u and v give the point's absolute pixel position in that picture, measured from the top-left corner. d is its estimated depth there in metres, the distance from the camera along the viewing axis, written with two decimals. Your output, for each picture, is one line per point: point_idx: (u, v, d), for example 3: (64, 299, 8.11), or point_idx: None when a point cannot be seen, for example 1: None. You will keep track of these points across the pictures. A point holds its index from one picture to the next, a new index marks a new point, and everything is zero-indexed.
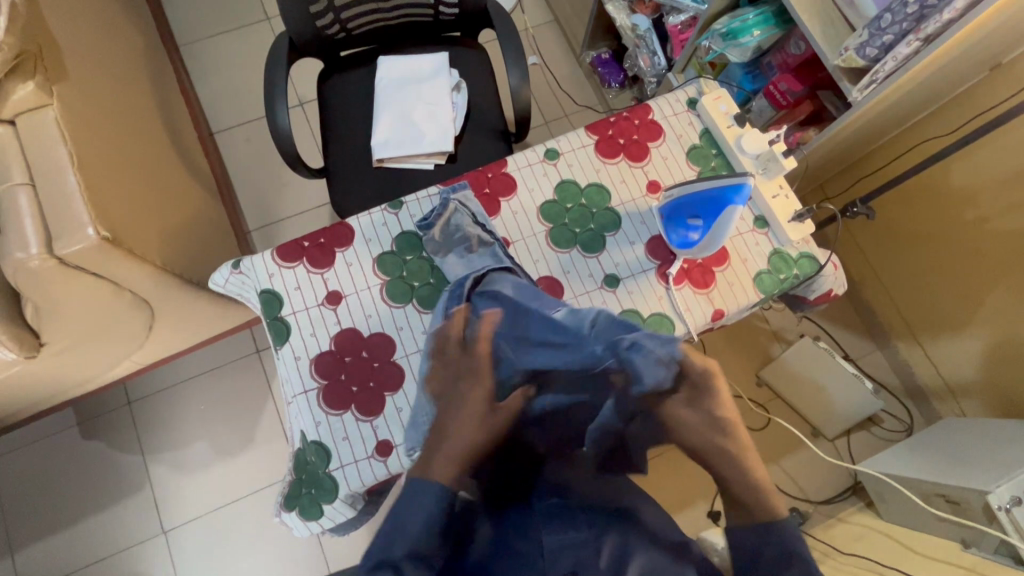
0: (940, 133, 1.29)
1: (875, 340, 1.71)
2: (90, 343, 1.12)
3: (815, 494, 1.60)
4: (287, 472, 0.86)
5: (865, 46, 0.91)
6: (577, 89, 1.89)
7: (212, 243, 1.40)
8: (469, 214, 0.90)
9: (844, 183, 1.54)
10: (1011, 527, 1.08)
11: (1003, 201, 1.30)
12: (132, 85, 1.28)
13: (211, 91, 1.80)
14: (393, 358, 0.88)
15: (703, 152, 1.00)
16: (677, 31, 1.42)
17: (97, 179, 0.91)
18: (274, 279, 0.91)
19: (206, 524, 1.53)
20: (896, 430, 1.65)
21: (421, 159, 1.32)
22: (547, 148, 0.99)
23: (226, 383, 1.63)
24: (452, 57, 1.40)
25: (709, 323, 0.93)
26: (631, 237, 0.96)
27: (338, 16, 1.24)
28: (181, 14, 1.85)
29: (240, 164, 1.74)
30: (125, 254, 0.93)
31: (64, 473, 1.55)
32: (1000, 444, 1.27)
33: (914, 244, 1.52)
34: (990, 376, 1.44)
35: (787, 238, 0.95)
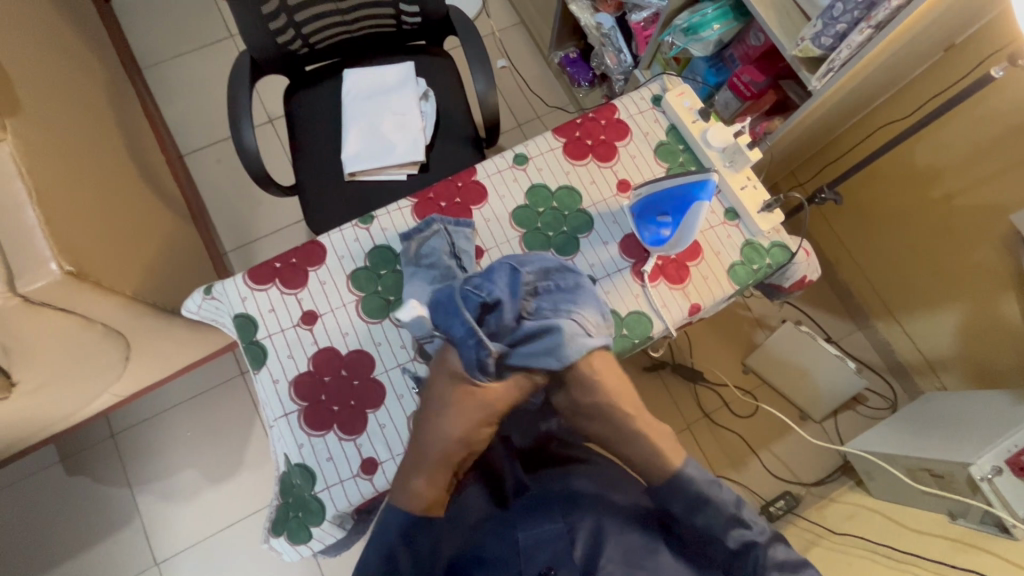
0: (901, 115, 1.32)
1: (855, 321, 1.73)
2: (64, 380, 1.10)
3: (806, 476, 1.63)
4: (274, 497, 0.84)
5: (821, 35, 0.93)
6: (547, 90, 1.90)
7: (184, 267, 1.37)
8: (446, 243, 0.90)
9: (815, 168, 1.56)
10: (994, 497, 1.10)
11: (967, 178, 1.34)
12: (92, 113, 1.26)
13: (177, 112, 1.77)
14: (373, 374, 0.88)
15: (671, 149, 1.01)
16: (640, 27, 1.43)
17: (58, 212, 0.89)
18: (248, 302, 0.89)
19: (198, 554, 1.50)
20: (881, 407, 1.66)
21: (393, 170, 1.30)
22: (515, 153, 0.99)
23: (210, 408, 1.60)
24: (418, 66, 1.39)
25: (687, 318, 0.93)
26: (604, 238, 0.96)
27: (299, 32, 1.22)
28: (142, 36, 1.82)
29: (212, 185, 1.72)
30: (92, 287, 0.91)
31: (48, 512, 1.52)
32: (980, 413, 1.30)
33: (884, 223, 1.55)
34: (965, 348, 1.47)
35: (757, 229, 0.96)
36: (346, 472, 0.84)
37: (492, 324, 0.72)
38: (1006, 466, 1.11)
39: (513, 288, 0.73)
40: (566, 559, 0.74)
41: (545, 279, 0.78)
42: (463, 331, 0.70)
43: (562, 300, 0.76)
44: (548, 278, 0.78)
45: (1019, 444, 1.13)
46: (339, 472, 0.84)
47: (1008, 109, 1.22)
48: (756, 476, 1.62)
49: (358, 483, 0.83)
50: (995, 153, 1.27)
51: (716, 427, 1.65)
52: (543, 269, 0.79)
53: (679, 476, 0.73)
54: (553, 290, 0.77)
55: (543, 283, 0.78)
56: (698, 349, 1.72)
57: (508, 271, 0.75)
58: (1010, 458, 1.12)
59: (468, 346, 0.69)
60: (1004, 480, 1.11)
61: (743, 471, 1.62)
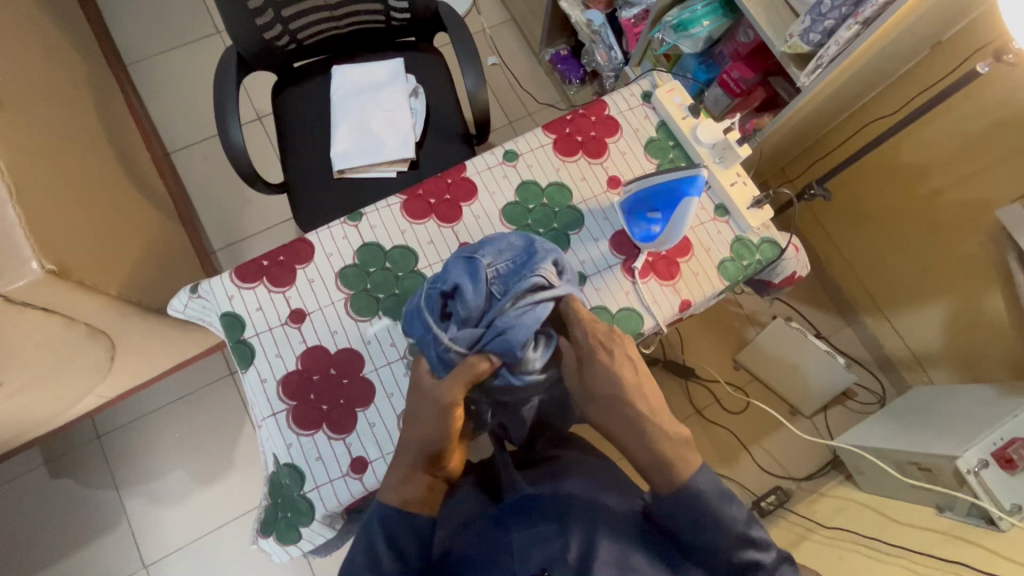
0: (889, 112, 1.33)
1: (844, 317, 1.74)
2: (47, 381, 1.08)
3: (796, 471, 1.64)
4: (262, 498, 0.83)
5: (809, 31, 0.94)
6: (538, 87, 1.89)
7: (171, 266, 1.35)
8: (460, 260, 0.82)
9: (804, 165, 1.57)
10: (980, 490, 1.11)
11: (953, 174, 1.35)
12: (74, 109, 1.24)
13: (163, 110, 1.75)
14: (362, 373, 0.87)
15: (661, 145, 1.01)
16: (631, 24, 1.43)
17: (39, 210, 0.88)
18: (235, 301, 0.88)
19: (187, 556, 1.49)
20: (870, 402, 1.68)
21: (383, 168, 1.29)
22: (505, 150, 0.99)
23: (198, 409, 1.58)
24: (408, 63, 1.38)
25: (677, 314, 0.93)
26: (594, 234, 0.96)
27: (286, 27, 1.21)
28: (127, 32, 1.80)
29: (200, 183, 1.70)
30: (74, 286, 0.89)
31: (33, 515, 1.49)
32: (966, 407, 1.32)
33: (872, 220, 1.56)
34: (952, 343, 1.49)
35: (747, 225, 0.96)
36: (336, 471, 0.83)
37: (459, 313, 0.69)
38: (992, 459, 1.13)
39: (473, 274, 0.69)
40: (560, 561, 0.70)
41: (502, 259, 0.73)
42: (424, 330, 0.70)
43: (520, 273, 0.71)
44: (505, 259, 0.72)
45: (1004, 437, 1.14)
46: (329, 471, 0.83)
47: (994, 105, 1.23)
48: (747, 471, 1.63)
49: (347, 482, 0.83)
50: (981, 149, 1.28)
51: (707, 423, 1.66)
52: (500, 248, 0.74)
53: (670, 474, 0.72)
54: (512, 267, 0.72)
55: (503, 264, 0.72)
56: (690, 345, 1.72)
57: (463, 260, 0.71)
58: (995, 451, 1.13)
59: (428, 342, 0.70)
60: (989, 473, 1.12)
61: (734, 466, 1.63)
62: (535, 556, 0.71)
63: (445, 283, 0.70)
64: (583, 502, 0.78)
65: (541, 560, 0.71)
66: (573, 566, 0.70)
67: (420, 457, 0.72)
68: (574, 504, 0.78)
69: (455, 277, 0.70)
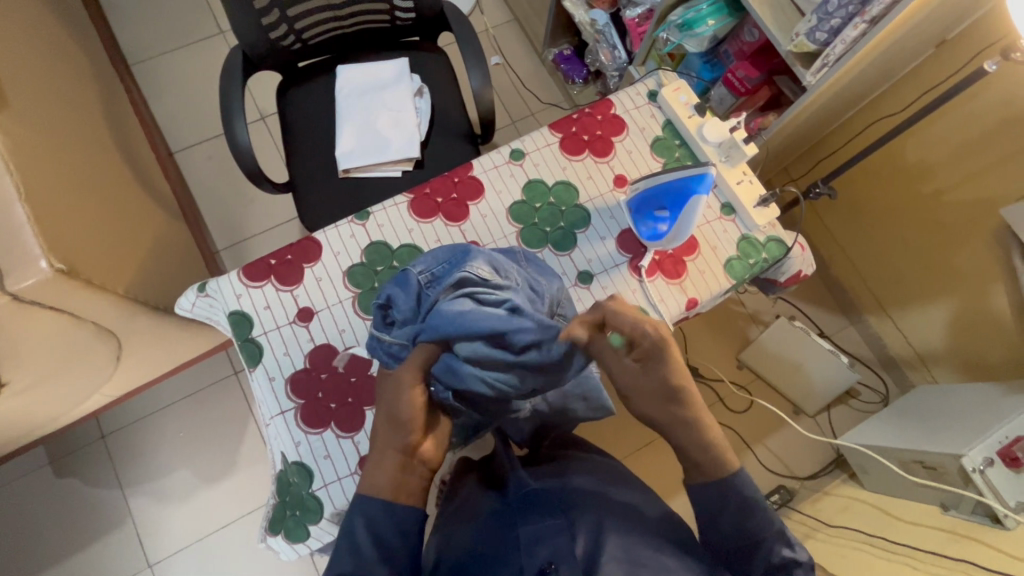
0: (893, 111, 1.33)
1: (847, 316, 1.75)
2: (53, 381, 1.08)
3: (800, 470, 1.64)
4: (271, 496, 0.84)
5: (816, 30, 0.94)
6: (541, 87, 1.89)
7: (176, 265, 1.36)
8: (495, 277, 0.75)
9: (807, 165, 1.57)
10: (986, 488, 1.11)
11: (957, 173, 1.35)
12: (79, 109, 1.24)
13: (167, 110, 1.75)
14: (370, 372, 0.87)
15: (667, 144, 1.01)
16: (635, 24, 1.43)
17: (47, 209, 0.88)
18: (242, 299, 0.88)
19: (192, 555, 1.49)
20: (873, 401, 1.68)
21: (388, 167, 1.29)
22: (512, 149, 0.99)
23: (202, 409, 1.59)
24: (412, 62, 1.38)
25: (683, 313, 0.94)
26: (601, 233, 0.96)
27: (291, 27, 1.21)
28: (131, 33, 1.80)
29: (204, 183, 1.70)
30: (82, 284, 0.89)
31: (38, 515, 1.49)
32: (970, 406, 1.32)
33: (875, 219, 1.56)
34: (956, 342, 1.49)
35: (754, 224, 0.96)
36: (344, 469, 0.83)
37: (397, 319, 0.73)
38: (997, 457, 1.13)
39: (403, 282, 0.74)
40: (567, 555, 0.69)
41: (438, 261, 0.76)
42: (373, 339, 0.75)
43: (453, 270, 0.73)
44: (439, 261, 0.76)
45: (1009, 435, 1.14)
46: (337, 469, 0.83)
47: (998, 104, 1.23)
48: (751, 471, 1.63)
49: (356, 481, 0.83)
50: (986, 148, 1.28)
51: (711, 423, 1.66)
52: (437, 253, 0.77)
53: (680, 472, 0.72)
54: (446, 267, 0.75)
55: (436, 266, 0.75)
56: (693, 345, 1.72)
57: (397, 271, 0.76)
58: (1001, 449, 1.13)
59: (377, 348, 0.75)
60: (995, 471, 1.12)
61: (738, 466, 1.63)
62: (543, 549, 0.70)
63: (382, 295, 0.75)
64: (592, 500, 0.78)
65: (548, 554, 0.69)
66: (580, 561, 0.69)
67: (430, 455, 0.72)
68: (582, 501, 0.78)
69: (388, 287, 0.75)
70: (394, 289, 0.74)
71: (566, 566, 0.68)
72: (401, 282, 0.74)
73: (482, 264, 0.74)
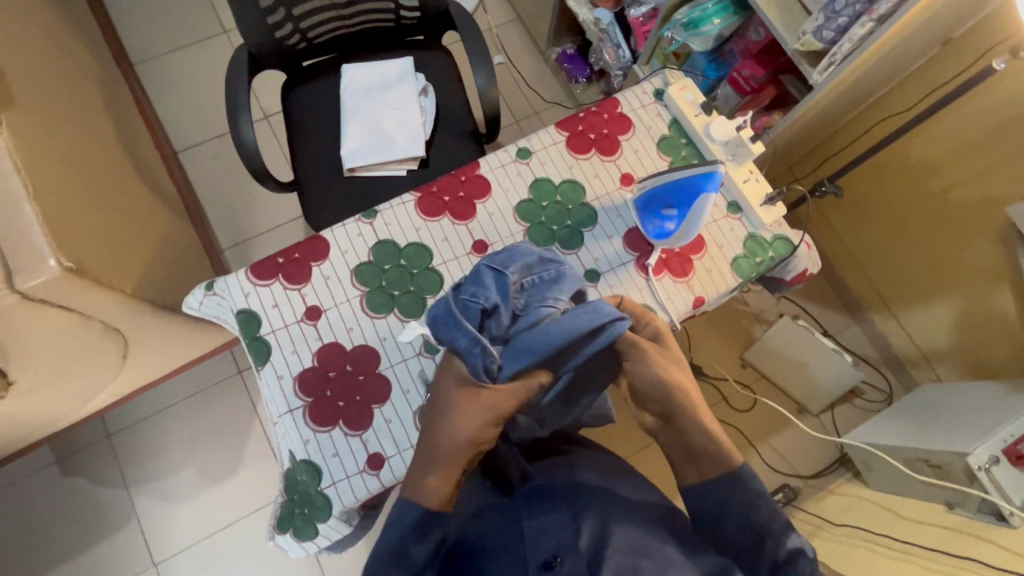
0: (898, 109, 1.33)
1: (852, 315, 1.75)
2: (60, 380, 1.08)
3: (804, 469, 1.64)
4: (279, 494, 0.84)
5: (822, 29, 0.94)
6: (545, 86, 1.89)
7: (182, 264, 1.36)
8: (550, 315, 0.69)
9: (811, 164, 1.57)
10: (991, 486, 1.11)
11: (962, 171, 1.35)
12: (86, 108, 1.24)
13: (171, 109, 1.75)
14: (378, 369, 0.87)
15: (674, 142, 1.01)
16: (640, 22, 1.43)
17: (56, 208, 0.88)
18: (250, 298, 0.89)
19: (197, 554, 1.49)
20: (877, 399, 1.68)
21: (393, 165, 1.29)
22: (519, 147, 0.99)
23: (207, 408, 1.59)
24: (417, 61, 1.38)
25: (691, 310, 0.94)
26: (608, 231, 0.96)
27: (297, 26, 1.21)
28: (134, 32, 1.80)
29: (208, 183, 1.70)
30: (91, 283, 0.90)
31: (43, 514, 1.50)
32: (975, 404, 1.32)
33: (880, 218, 1.56)
34: (961, 340, 1.49)
35: (761, 222, 0.96)
36: (352, 467, 0.83)
37: (493, 329, 0.67)
38: (1003, 455, 1.13)
39: (502, 288, 0.68)
40: (571, 547, 0.69)
41: (530, 274, 0.71)
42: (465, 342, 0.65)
43: (548, 289, 0.70)
44: (533, 274, 0.71)
45: (1015, 434, 1.14)
46: (345, 467, 0.83)
47: (1004, 103, 1.23)
48: (755, 469, 1.63)
49: (364, 479, 0.83)
50: (992, 146, 1.28)
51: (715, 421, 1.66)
52: (528, 263, 0.72)
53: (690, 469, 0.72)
54: (543, 283, 0.70)
55: (530, 278, 0.70)
56: (697, 344, 1.72)
57: (492, 274, 0.69)
58: (1007, 448, 1.13)
59: (473, 354, 0.65)
60: (1001, 469, 1.12)
61: None
62: (547, 542, 0.70)
63: (479, 296, 0.67)
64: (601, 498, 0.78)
65: (552, 547, 0.69)
66: (584, 554, 0.69)
67: None
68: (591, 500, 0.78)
69: (490, 288, 0.68)
70: (495, 293, 0.68)
71: (571, 559, 0.68)
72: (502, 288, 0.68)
73: (569, 291, 0.71)
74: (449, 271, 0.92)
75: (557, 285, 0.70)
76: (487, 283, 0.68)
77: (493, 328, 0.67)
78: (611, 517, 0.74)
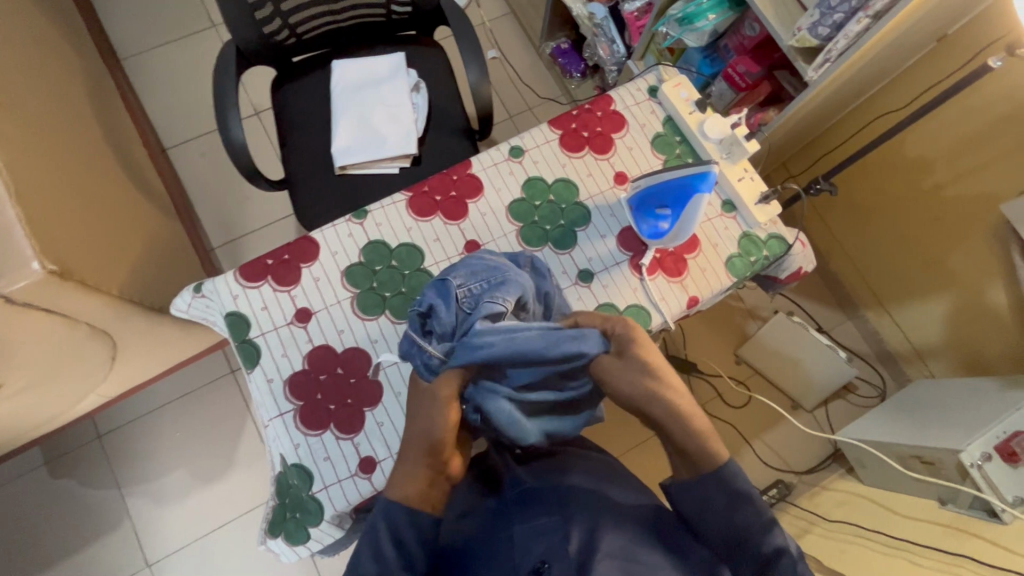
0: (893, 106, 1.33)
1: (845, 311, 1.75)
2: (47, 383, 1.06)
3: (798, 465, 1.65)
4: (270, 498, 0.83)
5: (817, 25, 0.94)
6: (539, 82, 1.88)
7: (171, 264, 1.34)
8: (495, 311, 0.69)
9: (806, 160, 1.57)
10: (983, 483, 1.12)
11: (957, 168, 1.35)
12: (70, 106, 1.22)
13: (159, 105, 1.72)
14: (370, 372, 0.86)
15: (667, 140, 1.00)
16: (634, 17, 1.41)
17: (39, 210, 0.86)
18: (239, 300, 0.87)
19: (190, 555, 1.48)
20: (870, 396, 1.69)
21: (385, 163, 1.28)
22: (511, 146, 0.98)
23: (199, 408, 1.57)
24: (408, 57, 1.36)
25: (685, 311, 0.93)
26: (601, 231, 0.95)
27: (285, 21, 1.19)
28: (121, 27, 1.77)
29: (198, 180, 1.68)
30: (76, 286, 0.88)
31: (34, 516, 1.49)
32: (967, 400, 1.33)
33: (873, 214, 1.56)
34: (953, 337, 1.50)
35: (755, 221, 0.95)
36: (344, 470, 0.83)
37: (436, 332, 0.71)
38: (995, 452, 1.13)
39: (443, 294, 0.72)
40: (560, 553, 0.69)
41: (477, 278, 0.73)
42: (412, 346, 0.71)
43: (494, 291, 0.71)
44: (479, 278, 0.72)
45: (1007, 430, 1.15)
46: (338, 470, 0.83)
47: (1000, 98, 1.23)
48: (749, 466, 1.63)
49: (356, 482, 0.82)
50: (986, 142, 1.28)
51: (709, 418, 1.66)
52: (479, 269, 0.74)
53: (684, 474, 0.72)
54: (488, 287, 0.71)
55: (475, 283, 0.72)
56: (691, 340, 1.72)
57: (437, 282, 0.72)
58: (999, 445, 1.14)
59: (416, 356, 0.71)
60: (992, 466, 1.13)
61: (737, 461, 1.63)
62: (537, 547, 0.71)
63: (421, 304, 0.72)
64: (593, 501, 0.78)
65: (541, 553, 0.70)
66: (573, 559, 0.69)
67: None
68: (583, 502, 0.77)
69: (430, 292, 0.72)
70: (433, 296, 0.72)
71: (559, 565, 0.68)
72: (442, 293, 0.72)
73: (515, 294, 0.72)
74: (441, 272, 0.91)
75: (497, 291, 0.70)
76: (433, 289, 0.72)
77: (437, 331, 0.70)
78: (603, 521, 0.73)
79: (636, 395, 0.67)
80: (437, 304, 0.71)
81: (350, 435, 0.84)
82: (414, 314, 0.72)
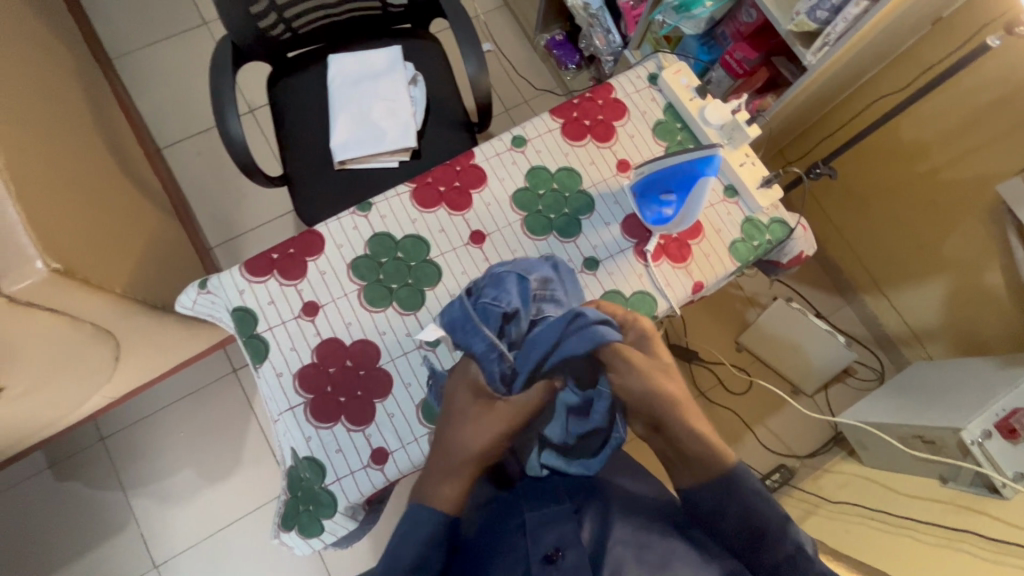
0: (888, 90, 1.34)
1: (843, 295, 1.77)
2: (51, 385, 1.06)
3: (800, 449, 1.67)
4: (282, 492, 0.83)
5: (817, 9, 0.94)
6: (535, 74, 1.87)
7: (171, 263, 1.33)
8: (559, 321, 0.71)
9: (802, 146, 1.58)
10: (983, 459, 1.13)
11: (952, 151, 1.36)
12: (65, 105, 1.21)
13: (153, 104, 1.71)
14: (378, 364, 0.86)
15: (669, 127, 1.01)
16: (630, 7, 1.41)
17: (40, 209, 0.86)
18: (246, 295, 0.87)
19: (198, 554, 1.48)
20: (869, 378, 1.71)
21: (385, 157, 1.27)
22: (513, 135, 0.98)
23: (203, 407, 1.57)
24: (405, 50, 1.36)
25: (690, 296, 0.94)
26: (606, 218, 0.95)
27: (281, 15, 1.18)
28: (112, 26, 1.75)
29: (194, 179, 1.67)
30: (80, 284, 0.87)
31: (39, 520, 1.48)
32: (966, 379, 1.35)
33: (869, 199, 1.58)
34: (950, 319, 1.52)
35: (757, 205, 0.96)
36: (356, 462, 0.83)
37: (511, 333, 0.67)
38: (994, 429, 1.15)
39: (521, 294, 0.70)
40: (573, 539, 0.69)
41: (543, 288, 0.75)
42: (482, 348, 0.65)
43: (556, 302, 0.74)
44: (545, 288, 0.75)
45: (1006, 408, 1.16)
46: (350, 462, 0.83)
47: (995, 80, 1.24)
48: (752, 451, 1.65)
49: (369, 473, 0.83)
50: (981, 124, 1.29)
51: (712, 405, 1.68)
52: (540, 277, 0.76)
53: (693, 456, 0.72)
54: (550, 298, 0.74)
55: (541, 291, 0.74)
56: (692, 329, 1.73)
57: (514, 281, 0.71)
58: (998, 422, 1.16)
59: (487, 360, 0.65)
60: (992, 442, 1.14)
61: (740, 447, 1.65)
62: (549, 536, 0.69)
63: (498, 301, 0.68)
64: (605, 487, 0.78)
65: (555, 541, 0.69)
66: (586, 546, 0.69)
67: None
68: (593, 487, 0.78)
69: (508, 289, 0.70)
70: (512, 295, 0.69)
71: (573, 551, 0.68)
72: (519, 293, 0.70)
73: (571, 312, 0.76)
74: (447, 263, 0.91)
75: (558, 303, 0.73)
76: (506, 286, 0.70)
77: (510, 333, 0.67)
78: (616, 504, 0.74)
79: (646, 379, 0.68)
80: (516, 300, 0.69)
81: (361, 428, 0.84)
82: (488, 307, 0.67)
